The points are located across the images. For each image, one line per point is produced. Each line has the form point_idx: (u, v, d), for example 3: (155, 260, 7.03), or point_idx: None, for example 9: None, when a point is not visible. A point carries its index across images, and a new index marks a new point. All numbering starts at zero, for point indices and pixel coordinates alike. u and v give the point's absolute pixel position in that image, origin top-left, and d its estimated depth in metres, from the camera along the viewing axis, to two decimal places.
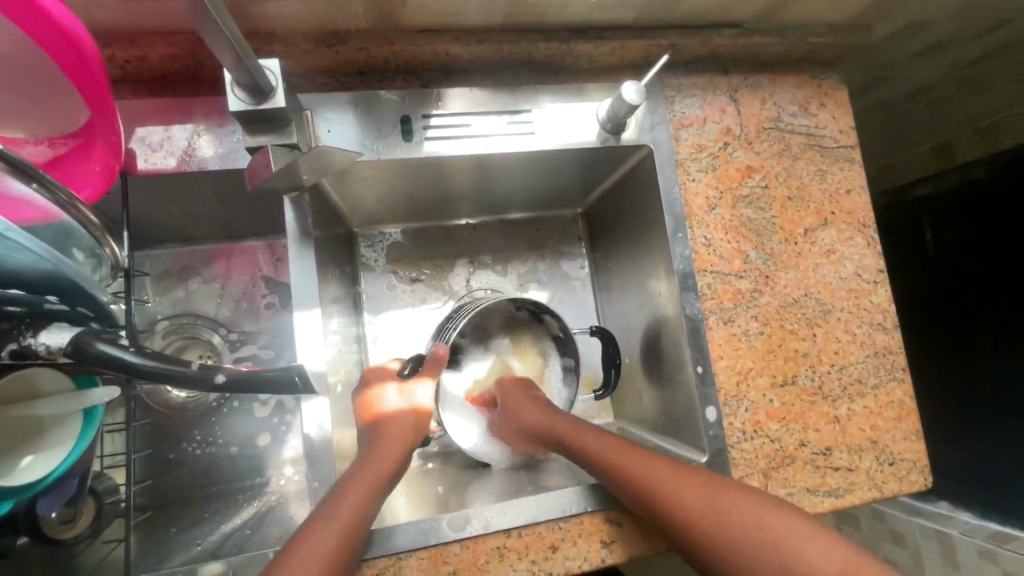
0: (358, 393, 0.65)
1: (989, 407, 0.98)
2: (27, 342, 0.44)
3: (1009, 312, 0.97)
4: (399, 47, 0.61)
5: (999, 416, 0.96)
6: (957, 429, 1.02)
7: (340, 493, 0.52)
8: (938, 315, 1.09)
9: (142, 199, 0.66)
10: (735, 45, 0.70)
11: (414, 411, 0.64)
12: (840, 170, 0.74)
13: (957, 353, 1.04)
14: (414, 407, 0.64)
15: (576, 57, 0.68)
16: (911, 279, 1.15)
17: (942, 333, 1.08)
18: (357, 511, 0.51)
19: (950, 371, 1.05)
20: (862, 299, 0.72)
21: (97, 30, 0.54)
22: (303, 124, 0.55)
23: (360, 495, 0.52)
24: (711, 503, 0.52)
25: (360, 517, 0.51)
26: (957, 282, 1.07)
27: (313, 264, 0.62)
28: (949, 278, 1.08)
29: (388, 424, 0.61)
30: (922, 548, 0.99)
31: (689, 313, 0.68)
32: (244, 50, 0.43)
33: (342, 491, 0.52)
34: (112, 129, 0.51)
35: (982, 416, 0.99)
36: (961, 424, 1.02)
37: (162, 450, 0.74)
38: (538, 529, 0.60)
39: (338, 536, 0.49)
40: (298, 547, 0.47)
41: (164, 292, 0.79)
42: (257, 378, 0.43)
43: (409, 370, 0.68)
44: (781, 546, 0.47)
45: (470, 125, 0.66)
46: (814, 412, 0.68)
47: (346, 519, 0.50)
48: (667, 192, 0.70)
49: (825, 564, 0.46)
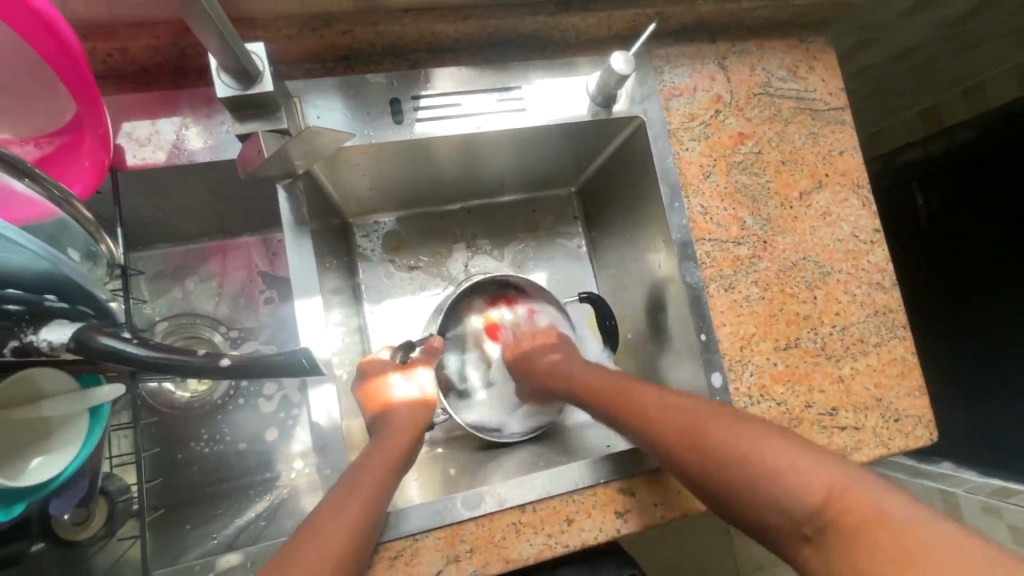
0: (358, 385, 0.64)
1: (990, 364, 0.99)
2: (28, 339, 0.44)
3: (999, 268, 0.99)
4: (383, 28, 0.61)
5: (998, 372, 0.98)
6: (957, 386, 1.04)
7: (352, 488, 0.51)
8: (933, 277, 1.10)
9: (134, 197, 0.65)
10: (721, 11, 0.70)
11: (422, 400, 0.64)
12: (832, 132, 0.74)
13: (953, 312, 1.06)
14: (422, 396, 0.65)
15: (564, 30, 0.67)
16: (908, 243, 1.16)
17: (938, 293, 1.09)
18: (369, 513, 0.50)
19: (941, 331, 1.08)
20: (860, 259, 0.72)
21: (77, 23, 0.53)
22: (292, 109, 0.55)
23: (368, 493, 0.51)
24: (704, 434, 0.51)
25: (375, 511, 0.51)
26: (952, 245, 1.07)
27: (311, 250, 0.62)
28: (944, 240, 1.08)
29: (396, 415, 0.61)
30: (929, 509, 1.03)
31: (690, 282, 0.68)
32: (230, 32, 0.42)
33: (351, 488, 0.51)
34: (99, 121, 0.50)
35: (982, 373, 1.00)
36: (962, 383, 1.03)
37: (170, 450, 0.74)
38: (552, 503, 0.60)
39: (344, 534, 0.47)
40: (304, 545, 0.45)
41: (160, 293, 0.79)
42: (261, 363, 0.44)
43: (401, 359, 0.69)
44: (777, 471, 0.46)
45: (461, 105, 0.66)
46: (818, 373, 0.69)
47: (353, 518, 0.48)
48: (661, 162, 0.70)
49: (815, 485, 0.44)
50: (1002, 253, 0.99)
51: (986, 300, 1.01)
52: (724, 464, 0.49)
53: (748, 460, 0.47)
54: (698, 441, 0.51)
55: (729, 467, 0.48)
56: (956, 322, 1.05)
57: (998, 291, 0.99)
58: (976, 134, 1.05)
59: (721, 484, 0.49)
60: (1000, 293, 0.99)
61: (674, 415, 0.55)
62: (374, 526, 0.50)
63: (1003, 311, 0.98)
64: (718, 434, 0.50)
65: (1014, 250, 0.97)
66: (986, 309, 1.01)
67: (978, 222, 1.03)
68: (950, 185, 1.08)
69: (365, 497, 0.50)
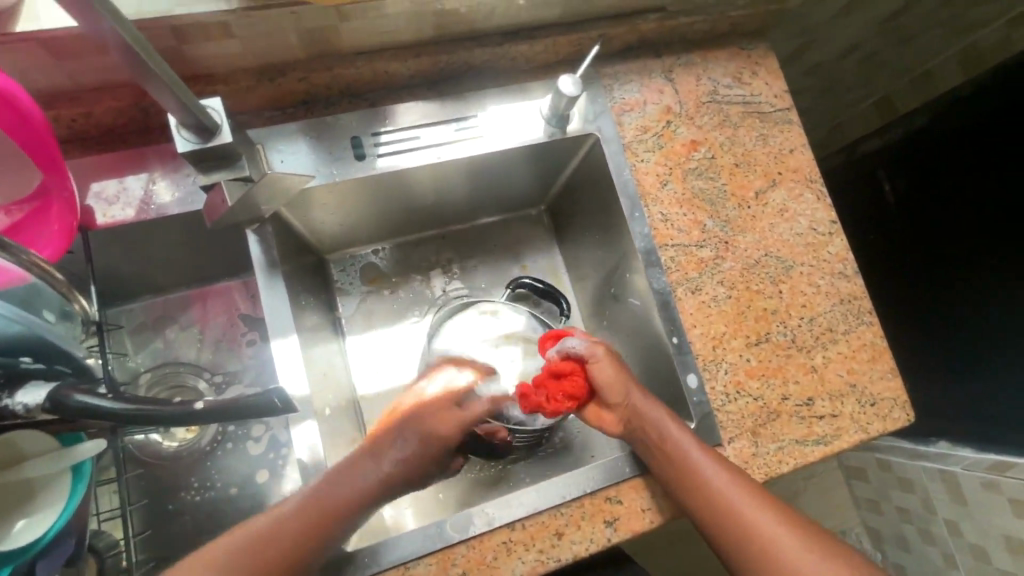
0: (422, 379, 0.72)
1: (982, 350, 1.01)
2: (4, 404, 0.45)
3: (965, 255, 1.02)
4: (338, 72, 0.63)
5: (979, 355, 1.01)
6: (942, 367, 1.08)
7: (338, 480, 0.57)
8: (904, 263, 1.14)
9: (108, 255, 0.66)
10: (661, 28, 0.73)
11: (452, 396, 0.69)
12: (781, 132, 0.77)
13: (938, 306, 1.08)
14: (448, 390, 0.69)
15: (512, 58, 0.70)
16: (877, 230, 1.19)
17: (909, 280, 1.13)
18: (337, 513, 0.55)
19: (928, 320, 1.10)
20: (820, 251, 0.75)
21: (39, 93, 0.55)
22: (256, 157, 0.56)
23: (343, 496, 0.56)
24: (746, 511, 0.56)
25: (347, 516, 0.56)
26: (916, 229, 1.11)
27: (283, 292, 0.64)
28: (913, 221, 1.12)
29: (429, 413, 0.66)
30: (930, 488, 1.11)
31: (657, 288, 0.70)
32: (187, 95, 0.44)
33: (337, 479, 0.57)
34: (64, 185, 0.52)
35: (965, 357, 1.04)
36: (951, 365, 1.07)
37: (159, 501, 0.74)
38: (541, 518, 0.61)
39: (306, 521, 0.53)
40: (270, 523, 0.53)
41: (143, 344, 0.79)
42: (237, 405, 0.45)
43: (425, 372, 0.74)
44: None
45: (420, 137, 0.68)
46: (791, 365, 0.70)
47: (321, 514, 0.54)
48: (619, 175, 0.72)
49: None
50: (974, 248, 1.00)
51: (958, 296, 1.04)
52: (759, 554, 0.55)
53: (781, 560, 0.54)
54: (739, 519, 0.56)
55: (759, 555, 0.55)
56: (942, 309, 1.07)
57: (971, 284, 1.01)
58: (929, 119, 1.11)
59: (749, 563, 0.55)
60: (961, 274, 1.03)
61: (719, 480, 0.58)
62: (318, 539, 0.53)
63: (974, 300, 1.01)
64: (757, 522, 0.56)
65: (982, 243, 0.99)
66: (958, 298, 1.04)
67: (952, 214, 1.04)
68: (914, 171, 1.11)
69: (343, 495, 0.56)
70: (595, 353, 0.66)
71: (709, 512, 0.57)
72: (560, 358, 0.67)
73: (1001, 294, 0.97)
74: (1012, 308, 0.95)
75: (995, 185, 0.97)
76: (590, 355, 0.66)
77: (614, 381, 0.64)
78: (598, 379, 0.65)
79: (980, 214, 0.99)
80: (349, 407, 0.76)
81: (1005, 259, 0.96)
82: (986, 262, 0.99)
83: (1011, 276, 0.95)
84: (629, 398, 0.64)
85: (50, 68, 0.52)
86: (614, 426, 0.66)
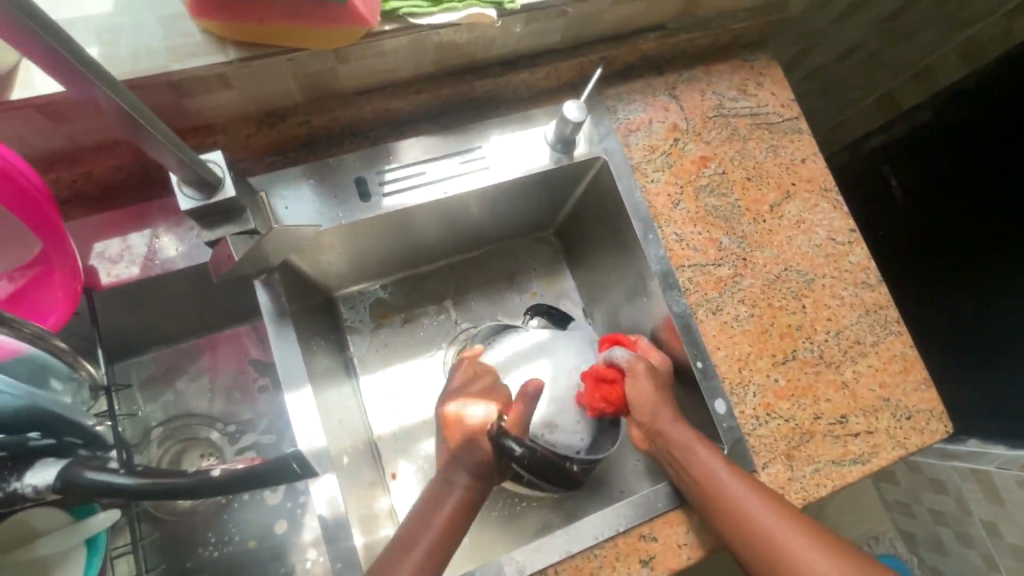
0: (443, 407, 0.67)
1: (988, 347, 1.01)
2: (13, 488, 0.43)
3: (963, 254, 1.04)
4: (338, 114, 0.62)
5: (979, 353, 1.03)
6: (963, 363, 1.06)
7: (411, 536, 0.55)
8: (911, 259, 1.14)
9: (113, 313, 0.65)
10: (662, 45, 0.72)
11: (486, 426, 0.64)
12: (791, 142, 0.76)
13: (936, 296, 1.09)
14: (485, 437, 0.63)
15: (513, 87, 0.69)
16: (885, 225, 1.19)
17: (917, 275, 1.13)
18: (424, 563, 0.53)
19: (932, 313, 1.11)
20: (840, 261, 0.73)
21: (36, 157, 0.54)
22: (259, 208, 0.55)
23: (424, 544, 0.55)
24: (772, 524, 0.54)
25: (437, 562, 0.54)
26: (920, 224, 1.11)
27: (293, 342, 0.63)
28: (922, 218, 1.11)
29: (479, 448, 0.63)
30: (963, 487, 1.09)
31: (678, 311, 0.68)
32: (185, 150, 0.43)
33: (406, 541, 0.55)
34: (67, 252, 0.51)
35: (969, 355, 1.05)
36: (963, 362, 1.06)
37: (178, 560, 0.71)
38: (574, 562, 0.58)
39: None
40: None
41: (153, 398, 0.76)
42: (256, 471, 0.43)
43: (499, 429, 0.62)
44: None
45: (425, 173, 0.67)
46: (821, 383, 0.68)
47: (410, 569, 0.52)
48: (629, 198, 0.70)
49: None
50: (975, 245, 1.01)
51: (954, 295, 1.06)
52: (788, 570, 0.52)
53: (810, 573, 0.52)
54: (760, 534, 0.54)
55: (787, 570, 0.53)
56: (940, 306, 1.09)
57: (969, 280, 1.03)
58: (933, 115, 1.09)
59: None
60: (953, 270, 1.06)
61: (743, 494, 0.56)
62: None
63: (978, 303, 1.02)
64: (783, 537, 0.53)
65: (981, 241, 1.00)
66: (952, 297, 1.07)
67: (953, 211, 1.05)
68: (915, 165, 1.12)
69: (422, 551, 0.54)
70: (636, 364, 0.67)
71: (736, 532, 0.55)
72: (607, 365, 0.69)
73: (1001, 293, 0.98)
74: (1011, 308, 0.97)
75: (995, 184, 0.97)
76: (630, 370, 0.66)
77: (647, 397, 0.64)
78: (632, 393, 0.65)
79: (979, 212, 1.00)
80: (367, 448, 0.74)
81: (1003, 257, 0.97)
82: (984, 260, 1.00)
83: (1008, 275, 0.97)
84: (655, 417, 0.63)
85: (46, 132, 0.51)
86: (641, 442, 0.66)
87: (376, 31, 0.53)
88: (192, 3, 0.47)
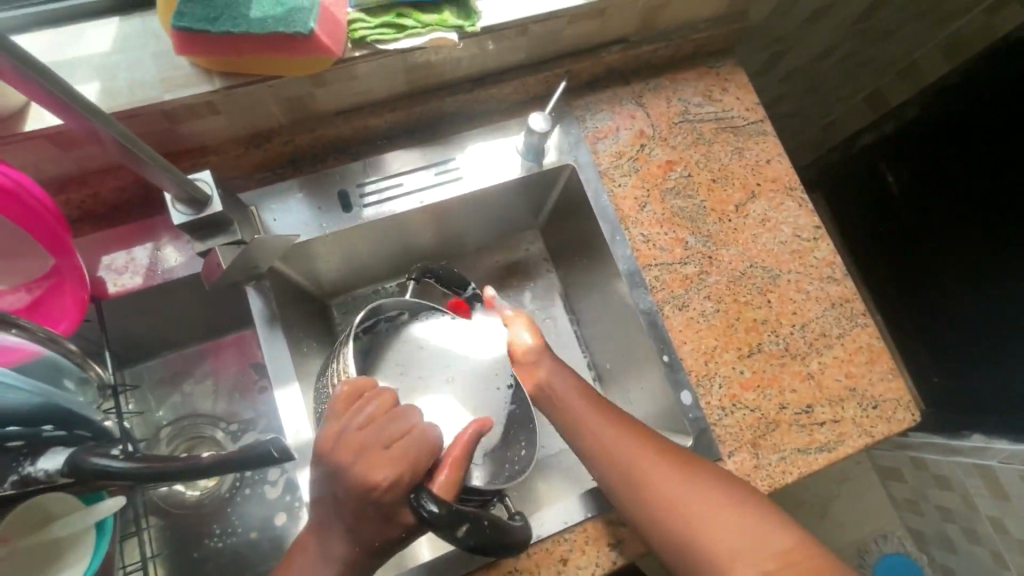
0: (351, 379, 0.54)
1: (992, 340, 1.04)
2: (27, 471, 0.48)
3: (963, 251, 1.06)
4: (320, 133, 0.68)
5: (984, 349, 1.06)
6: (970, 355, 1.10)
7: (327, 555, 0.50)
8: (917, 257, 1.18)
9: (120, 319, 0.70)
10: (625, 57, 0.76)
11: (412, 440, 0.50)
12: (755, 144, 0.79)
13: (942, 289, 1.13)
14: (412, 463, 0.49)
15: (482, 102, 0.74)
16: (891, 220, 1.22)
17: (925, 271, 1.17)
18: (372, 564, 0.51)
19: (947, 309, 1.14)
20: (806, 257, 0.75)
21: (50, 181, 0.60)
22: (248, 220, 0.61)
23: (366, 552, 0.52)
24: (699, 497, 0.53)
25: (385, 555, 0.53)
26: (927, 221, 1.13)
27: (281, 342, 0.68)
28: (923, 213, 1.13)
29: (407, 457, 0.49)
30: (968, 484, 1.06)
31: (643, 308, 0.71)
32: (179, 175, 0.49)
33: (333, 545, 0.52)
34: (75, 263, 0.56)
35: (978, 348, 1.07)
36: (971, 351, 1.09)
37: (186, 550, 0.77)
38: (545, 545, 0.62)
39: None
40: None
41: (162, 400, 0.82)
42: (239, 456, 0.48)
43: (423, 505, 0.47)
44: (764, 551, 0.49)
45: (403, 184, 0.72)
46: (786, 374, 0.70)
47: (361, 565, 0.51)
48: (597, 202, 0.74)
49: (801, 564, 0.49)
50: (971, 243, 1.04)
51: (958, 293, 1.09)
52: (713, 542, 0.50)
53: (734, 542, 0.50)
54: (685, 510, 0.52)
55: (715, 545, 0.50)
56: (950, 304, 1.13)
57: (969, 277, 1.06)
58: (920, 110, 1.11)
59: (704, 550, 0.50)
60: (952, 269, 1.09)
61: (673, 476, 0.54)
62: None
63: (979, 298, 1.05)
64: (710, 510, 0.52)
65: (977, 239, 1.03)
66: (956, 293, 1.10)
67: (948, 206, 1.07)
68: (919, 160, 1.12)
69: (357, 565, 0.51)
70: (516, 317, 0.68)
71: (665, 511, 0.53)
72: None
73: (1001, 289, 1.00)
74: (1010, 303, 0.99)
75: (986, 180, 0.99)
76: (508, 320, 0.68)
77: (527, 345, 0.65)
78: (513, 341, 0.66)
79: (973, 209, 1.02)
80: None
81: (1001, 254, 0.99)
82: (983, 257, 1.02)
83: (1008, 272, 0.98)
84: (537, 368, 0.63)
85: (58, 157, 0.57)
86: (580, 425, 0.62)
87: (347, 55, 0.58)
88: (177, 40, 0.53)
